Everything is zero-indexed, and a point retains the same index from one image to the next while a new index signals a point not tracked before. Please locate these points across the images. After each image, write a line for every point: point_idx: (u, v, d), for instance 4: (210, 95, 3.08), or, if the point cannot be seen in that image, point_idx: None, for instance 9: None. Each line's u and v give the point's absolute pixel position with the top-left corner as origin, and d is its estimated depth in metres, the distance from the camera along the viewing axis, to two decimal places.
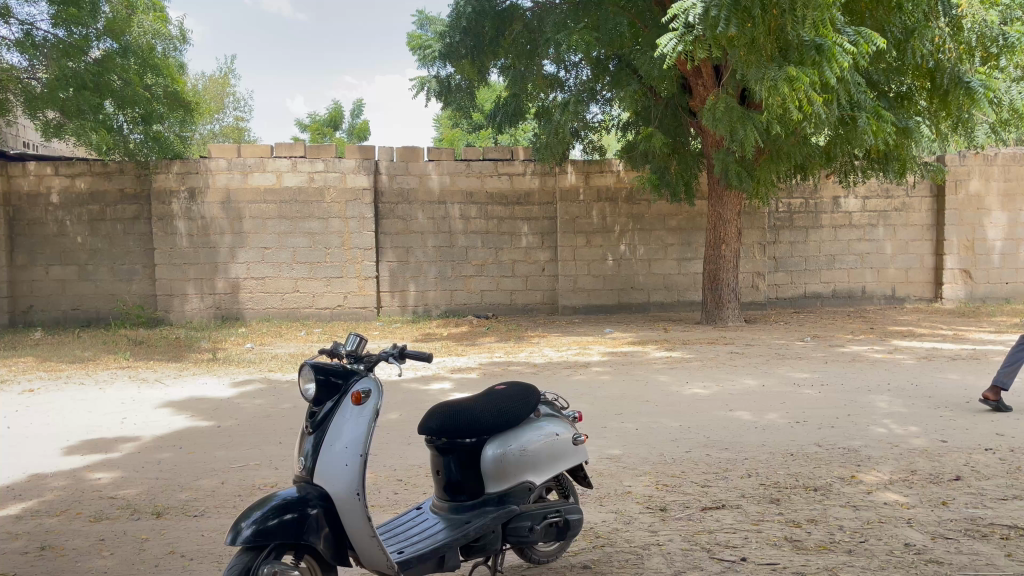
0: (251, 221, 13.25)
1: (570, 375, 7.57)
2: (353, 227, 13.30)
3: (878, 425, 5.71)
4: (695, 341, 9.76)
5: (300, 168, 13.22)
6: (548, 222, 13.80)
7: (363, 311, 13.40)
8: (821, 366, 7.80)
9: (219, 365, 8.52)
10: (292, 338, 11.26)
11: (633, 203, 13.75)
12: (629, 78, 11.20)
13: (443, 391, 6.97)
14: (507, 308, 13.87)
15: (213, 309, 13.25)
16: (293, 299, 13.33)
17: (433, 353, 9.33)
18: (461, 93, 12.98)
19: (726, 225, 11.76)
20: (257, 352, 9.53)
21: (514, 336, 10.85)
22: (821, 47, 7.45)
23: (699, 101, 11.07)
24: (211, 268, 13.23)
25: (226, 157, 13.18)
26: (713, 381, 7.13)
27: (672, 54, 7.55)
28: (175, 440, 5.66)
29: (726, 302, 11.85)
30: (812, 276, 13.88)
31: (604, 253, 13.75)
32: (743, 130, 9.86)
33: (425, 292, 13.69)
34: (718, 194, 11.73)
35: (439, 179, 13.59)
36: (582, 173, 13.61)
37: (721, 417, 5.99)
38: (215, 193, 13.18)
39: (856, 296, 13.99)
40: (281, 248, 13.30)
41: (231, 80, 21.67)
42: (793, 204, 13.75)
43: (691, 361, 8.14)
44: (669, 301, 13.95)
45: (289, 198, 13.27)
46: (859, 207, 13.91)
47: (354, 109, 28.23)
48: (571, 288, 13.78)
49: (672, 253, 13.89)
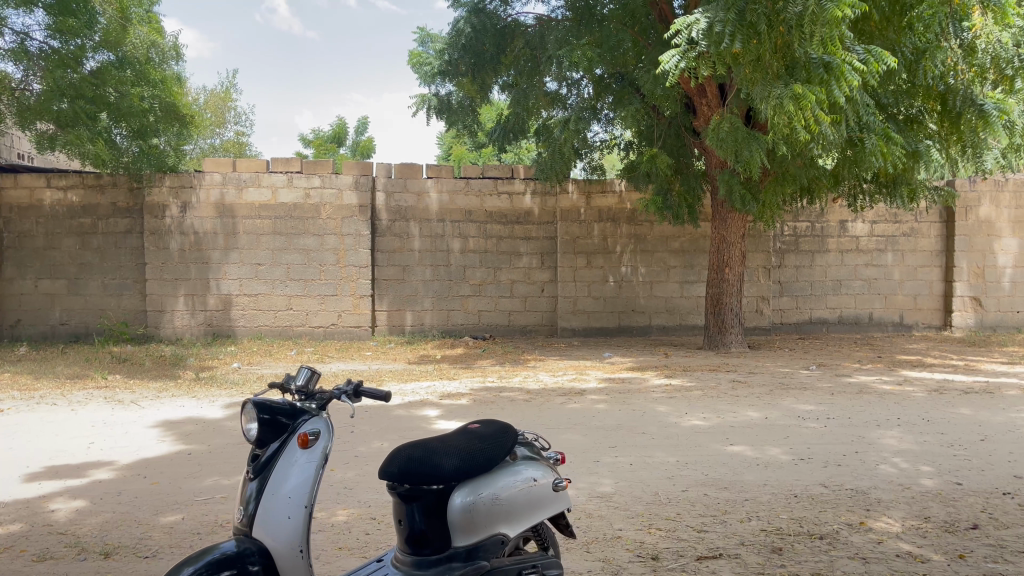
0: (245, 236, 13.01)
1: (564, 403, 7.23)
2: (348, 244, 13.05)
3: (888, 463, 5.37)
4: (696, 368, 9.43)
5: (296, 183, 13.01)
6: (548, 241, 13.52)
7: (357, 330, 13.10)
8: (827, 397, 7.45)
9: (201, 385, 8.19)
10: (281, 358, 10.93)
11: (635, 224, 13.45)
12: (632, 97, 10.97)
13: (429, 418, 6.64)
14: (505, 329, 13.56)
15: (204, 326, 12.96)
16: (286, 317, 13.05)
17: (424, 376, 9.01)
18: (461, 112, 12.80)
19: (730, 248, 11.43)
20: (243, 372, 9.23)
21: (510, 358, 10.55)
22: (830, 65, 7.16)
23: (702, 122, 10.80)
24: (203, 284, 12.96)
25: (221, 171, 12.97)
26: (713, 412, 6.79)
27: (676, 70, 7.30)
28: (142, 466, 5.34)
29: (729, 328, 11.51)
30: (817, 301, 13.57)
31: (605, 274, 13.43)
32: (749, 148, 9.59)
33: (421, 312, 13.40)
34: (723, 216, 11.43)
35: (437, 197, 13.32)
36: (584, 193, 13.33)
37: (721, 452, 5.66)
38: (208, 207, 12.95)
39: (863, 322, 13.67)
40: (275, 265, 13.04)
41: (232, 95, 21.51)
42: (799, 227, 13.45)
43: (691, 390, 7.81)
44: (671, 325, 13.61)
45: (285, 214, 13.03)
46: (866, 231, 13.60)
47: (358, 126, 28.05)
48: (570, 310, 13.47)
49: (674, 275, 13.55)
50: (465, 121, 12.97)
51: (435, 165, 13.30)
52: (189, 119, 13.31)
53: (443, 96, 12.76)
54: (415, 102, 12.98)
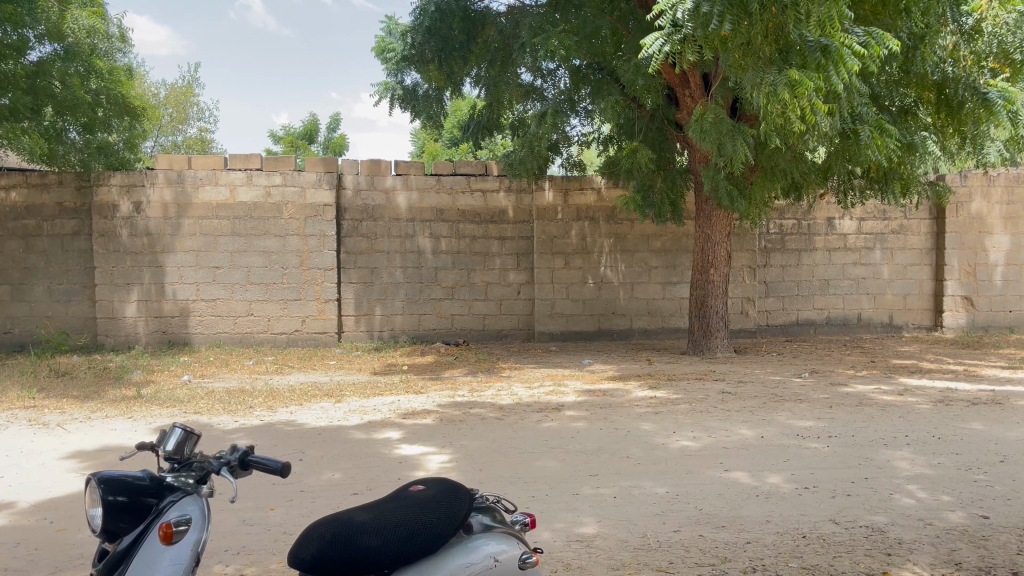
0: (202, 238, 12.23)
1: (540, 420, 6.56)
2: (312, 245, 12.32)
3: (903, 493, 4.77)
4: (682, 377, 8.81)
5: (256, 181, 12.25)
6: (524, 242, 12.87)
7: (323, 336, 12.38)
8: (826, 410, 6.84)
9: (142, 403, 7.45)
10: (237, 368, 10.15)
11: (615, 222, 12.82)
12: (611, 88, 10.38)
13: (388, 441, 5.94)
14: (480, 334, 12.89)
15: (158, 333, 12.18)
16: (246, 323, 12.31)
17: (389, 389, 8.31)
18: (429, 102, 12.11)
19: (715, 248, 10.83)
20: (192, 387, 8.49)
21: (483, 367, 9.89)
22: (829, 49, 6.48)
23: (686, 115, 10.20)
24: (157, 289, 12.19)
25: (175, 169, 12.16)
26: (704, 430, 6.17)
27: (658, 56, 6.66)
28: (52, 507, 4.62)
29: (714, 331, 10.91)
30: (804, 302, 13.04)
31: (584, 275, 12.80)
32: (733, 141, 9.00)
33: (391, 316, 12.68)
34: (707, 214, 10.82)
35: (407, 195, 12.61)
36: (561, 190, 12.68)
37: (715, 481, 5.03)
38: (162, 208, 12.16)
39: (851, 323, 13.17)
40: (234, 268, 12.29)
41: (196, 89, 20.60)
42: (785, 225, 12.91)
43: (678, 404, 7.18)
44: (653, 328, 13.00)
45: (244, 214, 12.28)
46: (855, 229, 13.08)
47: (330, 123, 27.17)
48: (548, 313, 12.82)
49: (656, 276, 12.94)
50: (432, 112, 12.26)
51: (404, 161, 12.60)
52: (141, 112, 12.48)
53: (407, 85, 12.11)
54: (377, 90, 12.27)
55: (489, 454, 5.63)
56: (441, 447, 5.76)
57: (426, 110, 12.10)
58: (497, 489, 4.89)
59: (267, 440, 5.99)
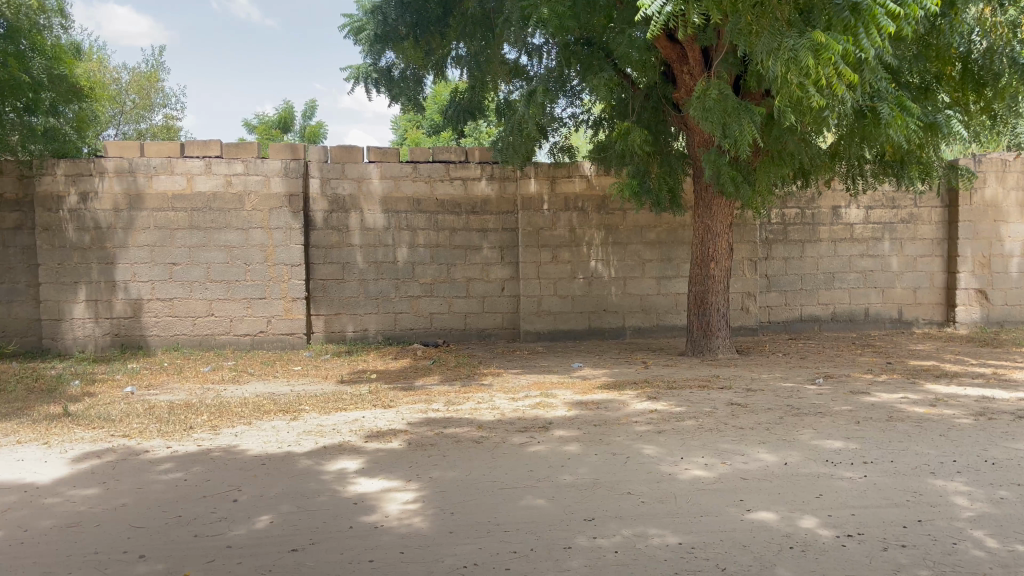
0: (157, 231, 11.22)
1: (523, 443, 5.62)
2: (278, 239, 11.34)
3: (968, 542, 3.88)
4: (684, 384, 7.91)
5: (215, 170, 11.23)
6: (509, 234, 11.93)
7: (290, 338, 11.42)
8: (853, 425, 5.95)
9: (66, 422, 6.46)
10: (190, 376, 9.13)
11: (606, 212, 11.88)
12: (603, 65, 9.50)
13: (343, 473, 4.98)
14: (461, 334, 11.95)
15: (110, 336, 11.17)
16: (206, 324, 11.32)
17: (355, 402, 7.36)
18: (406, 84, 10.95)
19: (715, 239, 9.91)
20: (132, 401, 7.51)
21: (462, 373, 8.96)
22: (858, 7, 5.72)
23: (684, 95, 9.32)
24: (108, 287, 11.16)
25: (125, 157, 11.11)
26: (716, 456, 5.27)
27: (660, 19, 5.71)
28: None
29: (715, 330, 10.01)
30: (808, 296, 12.19)
31: (573, 270, 11.87)
32: (738, 120, 8.07)
33: (364, 316, 11.73)
34: (707, 202, 9.90)
35: (381, 184, 11.64)
36: (548, 178, 11.72)
37: (736, 525, 4.13)
38: (112, 199, 11.11)
39: (858, 319, 12.33)
40: (193, 264, 11.29)
41: (160, 74, 19.46)
42: (788, 214, 12.06)
43: (682, 419, 6.28)
44: (647, 326, 12.08)
45: (203, 206, 11.26)
46: (861, 218, 12.24)
47: (306, 110, 26.05)
48: (534, 311, 11.87)
49: (650, 270, 12.01)
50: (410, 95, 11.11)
51: (378, 148, 11.64)
52: (85, 93, 11.43)
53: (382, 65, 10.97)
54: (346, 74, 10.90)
55: (463, 489, 4.69)
56: (405, 481, 4.81)
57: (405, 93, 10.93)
58: (470, 541, 3.95)
59: (200, 471, 5.03)
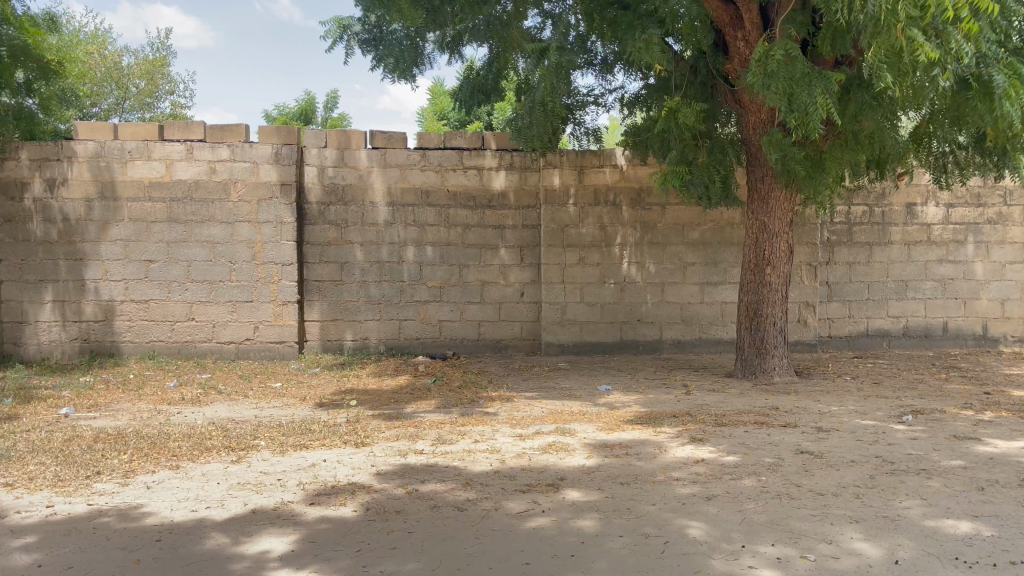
0: (132, 224, 9.92)
1: (522, 513, 4.11)
2: (267, 235, 9.99)
3: None
4: (737, 420, 6.34)
5: (198, 155, 9.90)
6: (529, 231, 10.45)
7: (279, 347, 10.06)
8: (977, 495, 4.35)
9: None
10: (148, 393, 7.71)
11: (642, 208, 10.31)
12: (640, 23, 7.85)
13: (261, 561, 3.53)
14: (473, 345, 10.48)
15: (79, 342, 9.92)
16: (185, 330, 10.01)
17: (325, 434, 5.92)
18: (402, 46, 9.04)
19: (772, 240, 8.32)
20: (57, 428, 6.17)
21: (466, 396, 7.49)
22: None
23: (738, 65, 7.79)
24: (77, 287, 9.91)
25: (97, 139, 9.83)
26: (791, 543, 3.72)
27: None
28: None
29: (770, 348, 8.41)
30: (876, 308, 10.50)
31: (602, 273, 10.33)
32: (808, 90, 6.50)
33: (364, 323, 10.33)
34: (763, 196, 8.32)
35: (384, 173, 10.23)
36: (575, 168, 10.21)
37: None
38: (82, 187, 9.85)
39: (935, 335, 10.60)
40: (171, 262, 9.98)
41: (167, 59, 18.37)
42: (854, 213, 10.42)
43: (739, 475, 4.74)
44: (688, 340, 10.46)
45: (183, 195, 9.95)
46: (940, 218, 10.54)
47: (327, 102, 24.74)
48: (558, 320, 10.35)
49: (692, 275, 10.42)
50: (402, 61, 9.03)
51: (383, 133, 10.22)
52: (54, 69, 10.15)
53: (373, 26, 9.15)
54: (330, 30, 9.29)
55: None
56: None
57: (400, 58, 8.99)
58: None
59: (65, 553, 3.61)
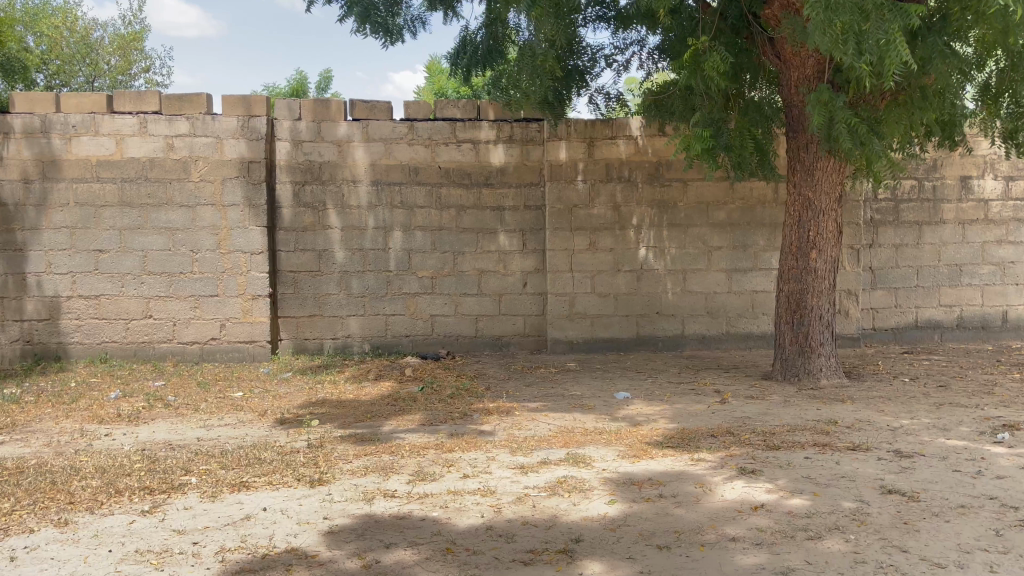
0: (79, 209, 8.70)
1: None
2: (233, 219, 8.75)
3: None
4: (791, 440, 5.10)
5: (152, 129, 8.65)
6: (532, 213, 9.18)
7: (249, 347, 8.85)
8: None
9: None
10: (83, 407, 6.53)
11: (660, 184, 9.04)
12: None
13: None
14: (469, 342, 9.24)
15: (21, 344, 8.73)
16: (141, 329, 8.80)
17: (276, 466, 4.69)
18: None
19: (819, 217, 7.04)
20: None
21: (458, 408, 6.26)
22: None
23: (779, 9, 6.49)
24: (16, 281, 8.69)
25: (37, 113, 8.58)
26: None
27: None
28: None
29: (816, 346, 7.15)
30: (927, 296, 9.24)
31: (615, 260, 9.07)
32: (880, 26, 5.16)
33: (346, 319, 9.10)
34: (808, 166, 7.04)
35: (367, 148, 8.96)
36: (584, 140, 8.93)
37: None
38: (21, 167, 8.61)
39: (992, 326, 9.33)
40: (124, 252, 8.75)
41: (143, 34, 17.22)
42: (901, 188, 9.13)
43: (817, 531, 3.50)
44: (714, 334, 9.21)
45: (137, 175, 8.71)
46: (999, 193, 9.25)
47: (319, 81, 23.48)
48: (566, 313, 9.11)
49: (718, 261, 9.15)
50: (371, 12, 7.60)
51: (364, 101, 8.95)
52: None
53: None
54: None
55: None
56: None
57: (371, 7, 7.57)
58: None
59: None
